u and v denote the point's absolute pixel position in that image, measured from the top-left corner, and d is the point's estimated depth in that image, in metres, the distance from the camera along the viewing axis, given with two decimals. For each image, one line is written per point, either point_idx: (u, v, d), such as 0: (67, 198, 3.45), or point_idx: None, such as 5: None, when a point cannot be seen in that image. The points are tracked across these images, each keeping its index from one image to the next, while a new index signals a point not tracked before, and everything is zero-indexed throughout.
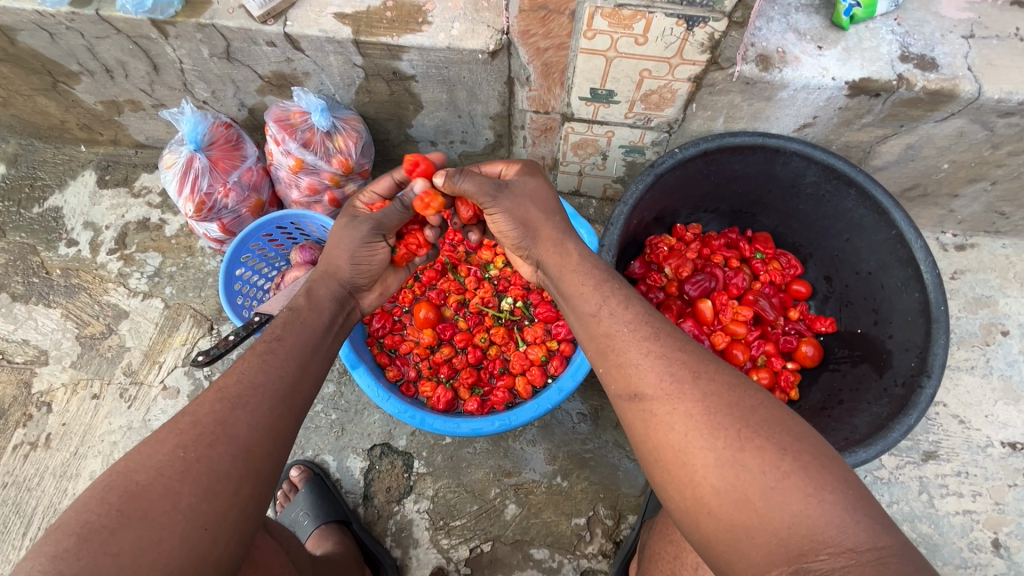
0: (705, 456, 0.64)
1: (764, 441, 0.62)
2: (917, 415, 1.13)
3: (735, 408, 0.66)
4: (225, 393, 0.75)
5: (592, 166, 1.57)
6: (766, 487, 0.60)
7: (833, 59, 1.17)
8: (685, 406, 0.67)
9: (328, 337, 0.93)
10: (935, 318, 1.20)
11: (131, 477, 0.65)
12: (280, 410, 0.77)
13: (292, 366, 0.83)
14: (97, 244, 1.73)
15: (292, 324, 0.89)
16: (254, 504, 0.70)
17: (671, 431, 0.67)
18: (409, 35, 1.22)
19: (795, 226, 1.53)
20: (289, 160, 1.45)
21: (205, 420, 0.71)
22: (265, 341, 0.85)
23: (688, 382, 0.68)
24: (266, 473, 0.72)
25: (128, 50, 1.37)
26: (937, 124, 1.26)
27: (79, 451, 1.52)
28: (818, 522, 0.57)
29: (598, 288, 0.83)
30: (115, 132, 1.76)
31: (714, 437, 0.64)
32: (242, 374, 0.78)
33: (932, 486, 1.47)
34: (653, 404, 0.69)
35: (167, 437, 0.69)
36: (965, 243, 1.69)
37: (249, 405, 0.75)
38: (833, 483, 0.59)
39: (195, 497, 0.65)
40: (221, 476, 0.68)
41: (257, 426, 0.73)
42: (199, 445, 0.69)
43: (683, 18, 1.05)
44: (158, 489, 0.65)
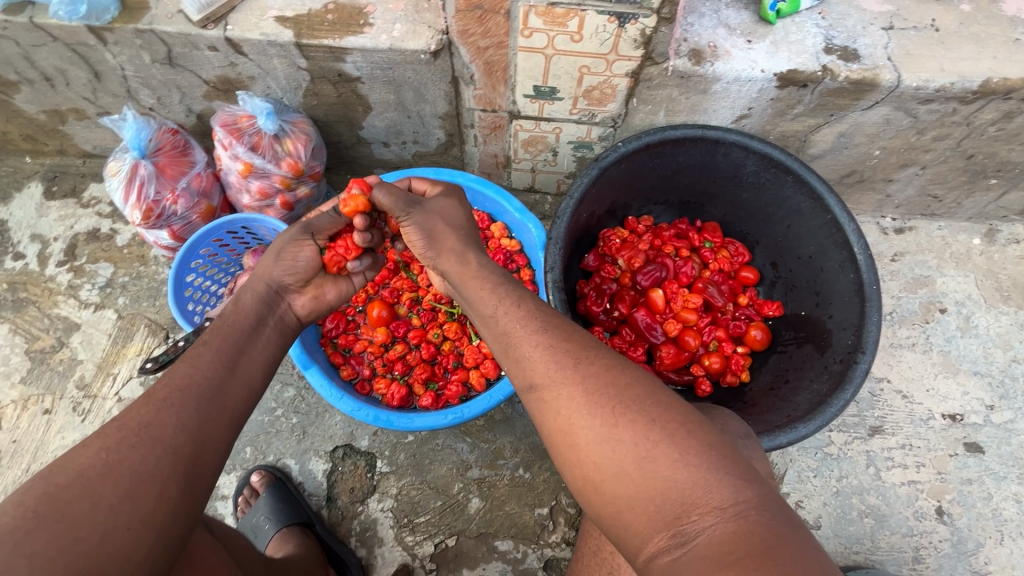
0: (586, 434, 0.67)
1: (635, 415, 0.66)
2: (853, 390, 1.19)
3: (612, 387, 0.69)
4: (152, 396, 0.75)
5: (544, 163, 1.60)
6: (639, 458, 0.63)
7: (761, 52, 1.22)
8: (567, 391, 0.70)
9: (257, 338, 0.93)
10: (868, 297, 1.26)
11: (50, 479, 0.65)
12: (208, 408, 0.78)
13: (220, 365, 0.84)
14: (45, 257, 1.69)
15: (219, 328, 0.91)
16: (183, 505, 0.71)
17: (558, 415, 0.70)
18: (351, 36, 1.24)
19: (741, 215, 1.58)
20: (237, 164, 1.44)
21: (130, 423, 0.71)
22: (192, 347, 0.86)
23: (568, 366, 0.71)
24: (198, 474, 0.73)
25: (66, 58, 1.35)
26: (864, 112, 1.32)
27: (32, 468, 1.49)
28: (687, 484, 0.60)
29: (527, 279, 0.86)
30: (61, 142, 1.73)
31: (592, 415, 0.67)
32: (168, 377, 0.79)
33: (878, 459, 1.54)
34: (544, 392, 0.72)
35: (92, 441, 0.69)
36: (903, 226, 1.77)
37: (175, 405, 0.75)
38: (697, 446, 0.63)
39: (117, 497, 0.66)
40: (146, 476, 0.68)
41: (185, 426, 0.74)
42: (123, 445, 0.69)
43: (614, 16, 1.08)
44: (78, 489, 0.65)
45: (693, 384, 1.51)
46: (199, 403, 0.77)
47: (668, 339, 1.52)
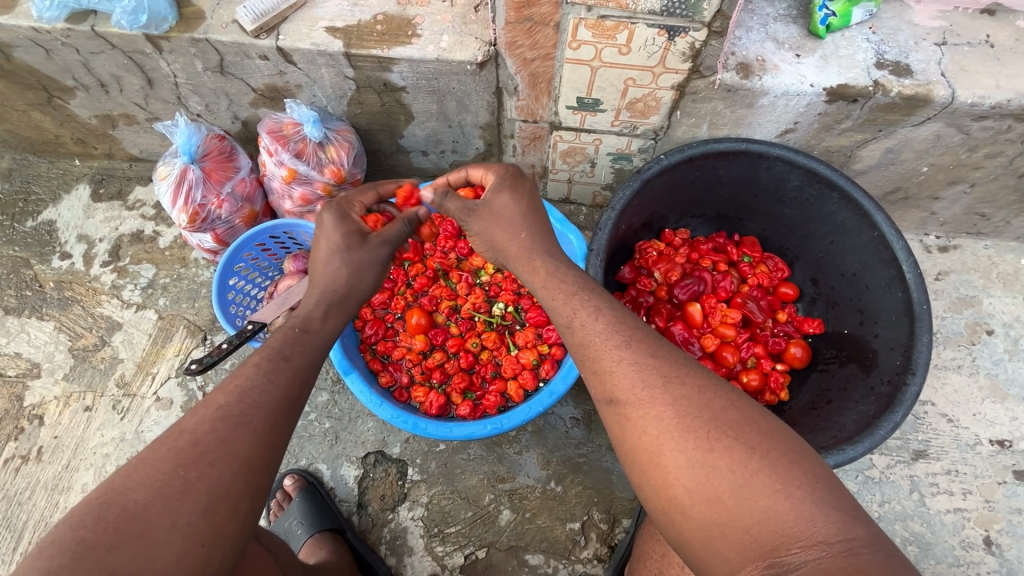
0: (676, 457, 0.68)
1: (732, 441, 0.66)
2: (903, 413, 1.15)
3: (705, 410, 0.70)
4: (226, 412, 0.75)
5: (581, 174, 1.61)
6: (735, 485, 0.64)
7: (811, 66, 1.21)
8: (657, 410, 0.71)
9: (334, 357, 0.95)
10: (918, 317, 1.23)
11: (128, 495, 0.65)
12: (280, 425, 0.79)
13: (296, 385, 0.84)
14: (90, 257, 1.74)
15: (302, 344, 0.90)
16: (251, 517, 0.72)
17: (644, 434, 0.71)
18: (399, 47, 1.25)
19: (782, 230, 1.56)
20: (281, 170, 1.47)
21: (205, 439, 0.72)
22: (271, 358, 0.85)
23: (659, 387, 0.72)
24: (260, 483, 0.73)
25: (123, 65, 1.40)
26: (914, 128, 1.30)
27: (72, 464, 1.52)
28: (787, 517, 0.60)
29: (570, 299, 0.86)
30: (110, 146, 1.78)
31: (685, 438, 0.68)
32: (246, 393, 0.79)
33: (923, 485, 1.49)
34: (628, 409, 0.73)
35: (165, 454, 0.69)
36: (948, 244, 1.73)
37: (249, 423, 0.75)
38: (800, 479, 0.63)
39: (194, 515, 0.66)
40: (220, 493, 0.69)
41: (259, 443, 0.75)
42: (199, 463, 0.69)
43: (665, 29, 1.08)
44: (156, 508, 0.65)
45: None
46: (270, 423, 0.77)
47: (705, 355, 1.49)
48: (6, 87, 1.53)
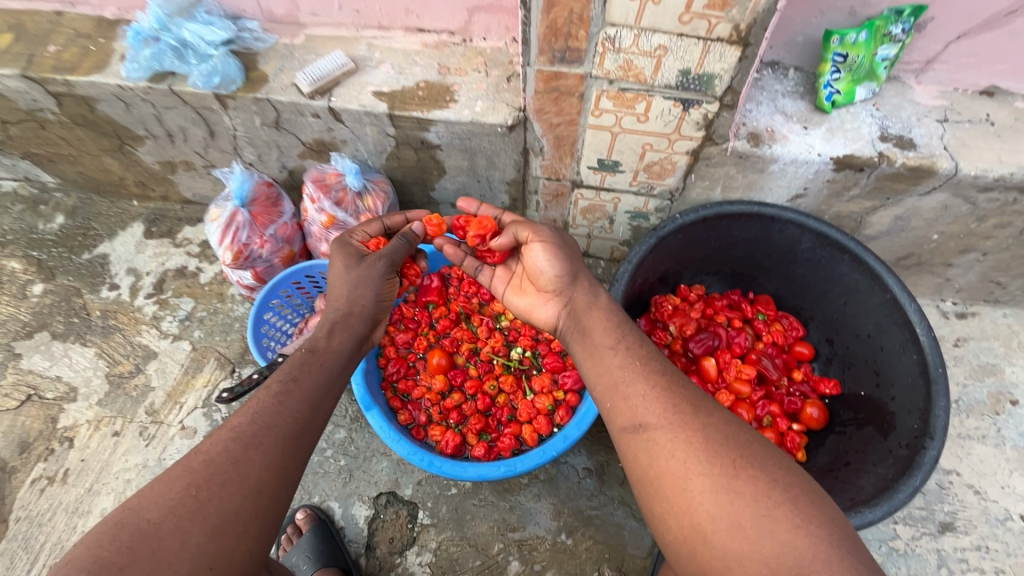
0: (702, 482, 0.75)
1: (756, 471, 0.74)
2: (922, 477, 1.14)
3: (731, 442, 0.78)
4: (239, 432, 0.82)
5: (600, 229, 1.69)
6: (758, 516, 0.71)
7: (818, 138, 1.30)
8: (684, 436, 0.80)
9: (339, 378, 1.02)
10: (934, 380, 1.23)
11: (143, 515, 0.69)
12: (291, 446, 0.85)
13: (305, 407, 0.91)
14: (136, 289, 1.86)
15: (309, 366, 0.98)
16: (259, 541, 0.76)
17: (672, 458, 0.79)
18: (438, 110, 1.39)
19: (795, 289, 1.60)
20: (322, 216, 1.59)
21: (218, 459, 0.77)
22: (281, 381, 0.93)
23: (689, 413, 0.82)
24: (267, 505, 0.78)
25: (190, 118, 1.56)
26: (921, 197, 1.36)
27: (94, 487, 1.56)
28: (804, 551, 0.67)
29: (620, 325, 1.00)
30: (166, 189, 1.94)
31: (711, 465, 0.76)
32: (258, 414, 0.86)
33: (951, 560, 1.42)
34: (656, 433, 0.82)
35: (179, 477, 0.75)
36: (965, 311, 1.73)
37: (262, 445, 0.81)
38: (818, 518, 0.70)
39: (204, 536, 0.70)
40: (230, 515, 0.74)
41: (268, 466, 0.80)
42: (210, 483, 0.75)
43: (680, 101, 1.19)
44: (168, 527, 0.69)
45: None
46: (281, 443, 0.83)
47: None
48: (85, 135, 1.71)
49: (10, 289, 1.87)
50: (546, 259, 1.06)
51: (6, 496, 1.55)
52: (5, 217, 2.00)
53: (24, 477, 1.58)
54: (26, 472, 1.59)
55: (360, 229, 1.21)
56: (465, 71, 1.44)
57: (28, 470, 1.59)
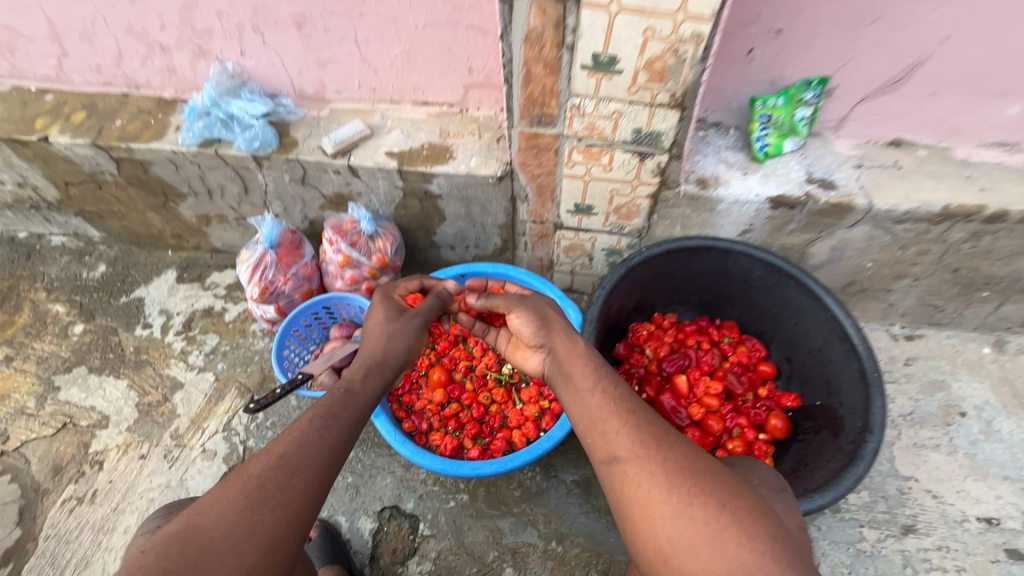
0: (663, 509, 0.85)
1: (707, 498, 0.84)
2: (864, 466, 1.30)
3: (688, 470, 0.89)
4: (284, 460, 0.91)
5: (581, 266, 1.93)
6: (710, 537, 0.80)
7: (755, 181, 1.56)
8: (648, 467, 0.90)
9: (373, 417, 1.12)
10: (871, 383, 1.42)
11: (204, 533, 0.77)
12: (330, 478, 0.94)
13: (340, 442, 1.01)
14: (167, 327, 2.06)
15: (348, 406, 1.09)
16: (300, 562, 0.85)
17: (639, 487, 0.89)
18: (439, 166, 1.67)
19: (755, 314, 1.81)
20: (338, 257, 1.82)
21: (269, 484, 0.86)
22: (319, 416, 1.03)
23: (653, 447, 0.93)
24: (308, 527, 0.87)
25: (229, 177, 1.84)
26: (849, 229, 1.60)
27: (119, 506, 1.68)
28: (749, 568, 0.76)
29: (597, 368, 1.10)
30: (199, 240, 2.20)
31: (670, 492, 0.86)
32: (301, 445, 0.95)
33: (916, 561, 1.53)
34: (626, 465, 0.92)
35: (234, 497, 0.83)
36: (912, 333, 1.93)
37: (305, 473, 0.91)
38: (763, 538, 0.80)
39: (256, 556, 0.79)
40: (277, 538, 0.82)
41: (311, 494, 0.90)
42: (262, 506, 0.83)
43: (636, 153, 1.46)
44: (226, 546, 0.77)
45: None
46: (321, 472, 0.93)
47: (692, 423, 1.66)
48: (136, 193, 1.99)
49: (54, 330, 2.08)
50: (521, 323, 1.24)
51: (37, 516, 1.68)
52: (53, 267, 2.24)
53: (55, 498, 1.71)
54: (57, 493, 1.72)
55: (404, 285, 1.42)
56: (462, 134, 1.74)
57: (60, 492, 1.72)
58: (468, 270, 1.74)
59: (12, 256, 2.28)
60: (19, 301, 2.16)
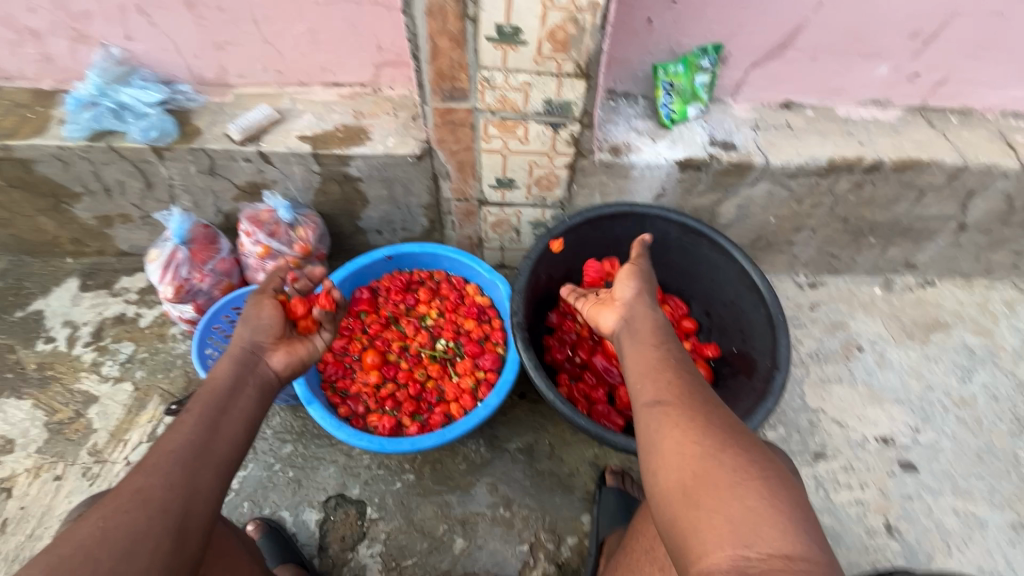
0: (695, 447, 0.88)
1: (742, 452, 0.86)
2: (773, 400, 1.43)
3: (726, 430, 0.90)
4: (143, 465, 0.87)
5: (510, 241, 1.96)
6: (733, 482, 0.81)
7: (664, 147, 1.64)
8: (694, 413, 0.93)
9: (237, 396, 1.04)
10: (777, 324, 1.55)
11: (55, 552, 0.75)
12: (193, 467, 0.89)
13: (207, 429, 0.95)
14: (73, 339, 1.91)
15: (201, 395, 1.01)
16: (175, 555, 0.81)
17: (674, 427, 0.92)
18: (356, 148, 1.63)
19: (676, 274, 1.90)
20: (257, 248, 1.75)
21: (124, 492, 0.83)
22: (180, 415, 0.97)
23: (703, 403, 0.96)
24: (179, 518, 0.83)
25: (128, 172, 1.72)
26: (751, 187, 1.72)
27: (36, 532, 1.57)
28: (764, 513, 0.78)
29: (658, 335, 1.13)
30: (102, 243, 2.04)
31: (707, 438, 0.88)
32: (157, 447, 0.90)
33: (826, 482, 1.70)
34: (669, 409, 0.96)
35: (91, 513, 0.80)
36: (815, 281, 2.11)
37: (160, 469, 0.86)
38: (785, 502, 0.80)
39: (113, 560, 0.76)
40: (138, 537, 0.79)
41: (171, 486, 0.85)
42: (116, 513, 0.80)
43: (549, 124, 1.49)
44: (79, 557, 0.75)
45: None
46: (181, 464, 0.88)
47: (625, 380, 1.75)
48: (21, 196, 1.82)
49: None
50: (627, 274, 1.26)
51: None
52: None
53: None
54: None
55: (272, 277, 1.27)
56: (378, 115, 1.71)
57: None
58: (395, 252, 1.64)
59: None
60: None
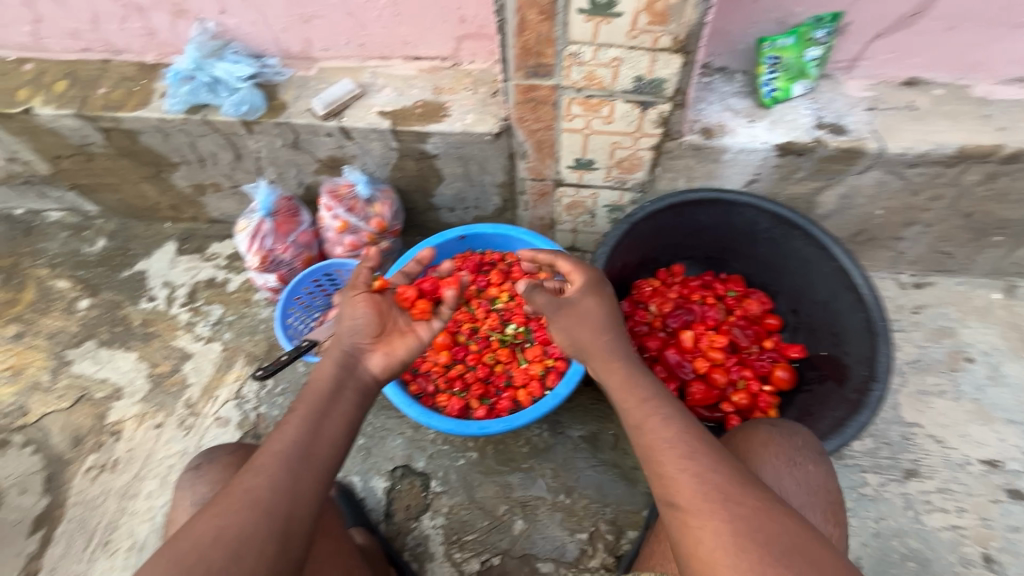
0: (727, 566, 0.87)
1: (782, 568, 0.83)
2: (868, 413, 1.30)
3: (759, 533, 0.88)
4: (252, 466, 0.94)
5: (584, 224, 1.89)
6: None
7: (762, 129, 1.50)
8: (714, 524, 0.90)
9: (338, 400, 1.08)
10: (878, 331, 1.40)
11: (179, 544, 0.85)
12: (295, 471, 0.95)
13: (308, 435, 1.00)
14: (171, 299, 2.07)
15: (305, 396, 1.07)
16: (277, 557, 0.87)
17: (701, 543, 0.90)
18: (434, 124, 1.61)
19: (761, 267, 1.78)
20: (336, 222, 1.80)
21: (235, 492, 0.91)
22: (285, 417, 1.04)
23: (719, 501, 0.92)
24: (281, 522, 0.89)
25: (220, 144, 1.79)
26: (859, 176, 1.55)
27: (140, 473, 1.74)
28: None
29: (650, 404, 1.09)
30: (196, 210, 2.17)
31: (739, 558, 0.86)
32: (265, 449, 0.98)
33: (917, 503, 1.56)
34: (687, 515, 0.94)
35: (207, 511, 0.89)
36: (921, 281, 1.90)
37: (268, 473, 0.93)
38: None
39: (224, 560, 0.83)
40: (246, 538, 0.85)
41: (275, 489, 0.91)
42: (228, 513, 0.87)
43: (637, 103, 1.40)
44: (195, 555, 0.83)
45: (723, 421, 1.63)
46: (286, 469, 0.94)
47: (697, 376, 1.67)
48: (128, 164, 1.95)
49: (60, 305, 2.09)
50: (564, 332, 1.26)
51: (62, 484, 1.73)
52: (53, 243, 2.24)
53: (78, 468, 1.76)
54: (79, 463, 1.77)
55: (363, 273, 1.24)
56: (457, 90, 1.67)
57: (81, 461, 1.77)
58: (469, 232, 1.64)
59: (11, 234, 2.27)
60: (22, 278, 2.16)
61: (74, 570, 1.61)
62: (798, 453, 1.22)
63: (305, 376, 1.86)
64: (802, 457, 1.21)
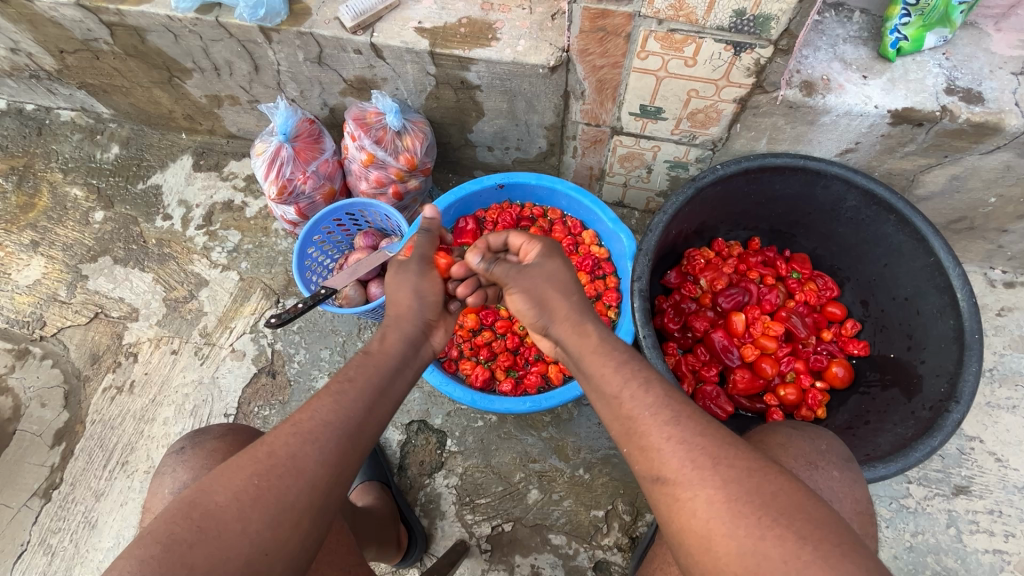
0: (727, 544, 0.67)
1: (784, 531, 0.66)
2: (941, 438, 1.15)
3: (755, 496, 0.69)
4: (299, 427, 0.80)
5: (637, 178, 1.68)
6: None
7: (877, 88, 1.23)
8: (706, 492, 0.71)
9: (398, 378, 0.95)
10: (968, 345, 1.21)
11: (211, 497, 0.73)
12: (345, 445, 0.81)
13: (362, 408, 0.86)
14: (187, 220, 1.96)
15: (366, 364, 0.93)
16: (310, 534, 0.76)
17: (693, 517, 0.71)
18: (479, 49, 1.36)
19: (834, 249, 1.57)
20: (361, 154, 1.60)
21: (279, 452, 0.77)
22: (338, 381, 0.88)
23: (709, 468, 0.72)
24: (322, 499, 0.78)
25: (236, 52, 1.58)
26: (983, 156, 1.30)
27: (157, 398, 1.72)
28: None
29: (618, 369, 0.86)
30: (213, 123, 1.99)
31: (736, 525, 0.68)
32: (317, 410, 0.83)
33: (961, 521, 1.45)
34: (676, 488, 0.73)
35: (244, 464, 0.76)
36: (1014, 280, 1.67)
37: (318, 441, 0.79)
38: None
39: (261, 524, 0.72)
40: (286, 507, 0.74)
41: (323, 461, 0.78)
42: (271, 475, 0.75)
43: (731, 44, 1.12)
44: (231, 513, 0.72)
45: (765, 413, 1.50)
46: (337, 440, 0.81)
47: (743, 364, 1.53)
48: (136, 66, 1.75)
49: (74, 215, 1.99)
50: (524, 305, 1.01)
51: (82, 401, 1.74)
52: (65, 145, 2.10)
53: (96, 386, 1.75)
54: (97, 381, 1.76)
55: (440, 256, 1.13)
56: (509, 7, 1.40)
57: (99, 380, 1.76)
58: (508, 181, 1.53)
59: (22, 132, 2.14)
60: (36, 181, 2.06)
61: (95, 486, 1.64)
62: (819, 456, 1.01)
63: (323, 317, 1.77)
64: (824, 461, 1.01)
